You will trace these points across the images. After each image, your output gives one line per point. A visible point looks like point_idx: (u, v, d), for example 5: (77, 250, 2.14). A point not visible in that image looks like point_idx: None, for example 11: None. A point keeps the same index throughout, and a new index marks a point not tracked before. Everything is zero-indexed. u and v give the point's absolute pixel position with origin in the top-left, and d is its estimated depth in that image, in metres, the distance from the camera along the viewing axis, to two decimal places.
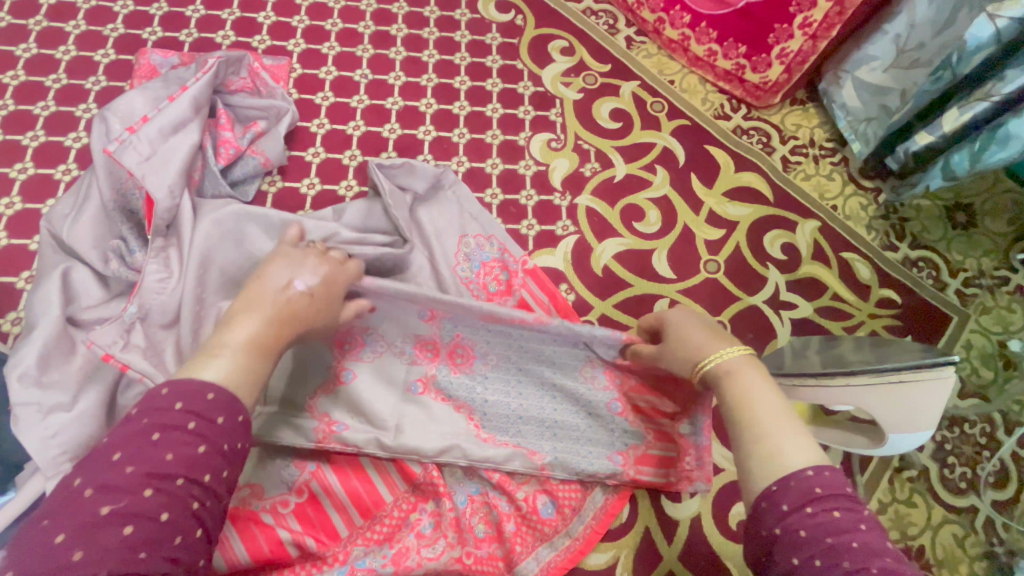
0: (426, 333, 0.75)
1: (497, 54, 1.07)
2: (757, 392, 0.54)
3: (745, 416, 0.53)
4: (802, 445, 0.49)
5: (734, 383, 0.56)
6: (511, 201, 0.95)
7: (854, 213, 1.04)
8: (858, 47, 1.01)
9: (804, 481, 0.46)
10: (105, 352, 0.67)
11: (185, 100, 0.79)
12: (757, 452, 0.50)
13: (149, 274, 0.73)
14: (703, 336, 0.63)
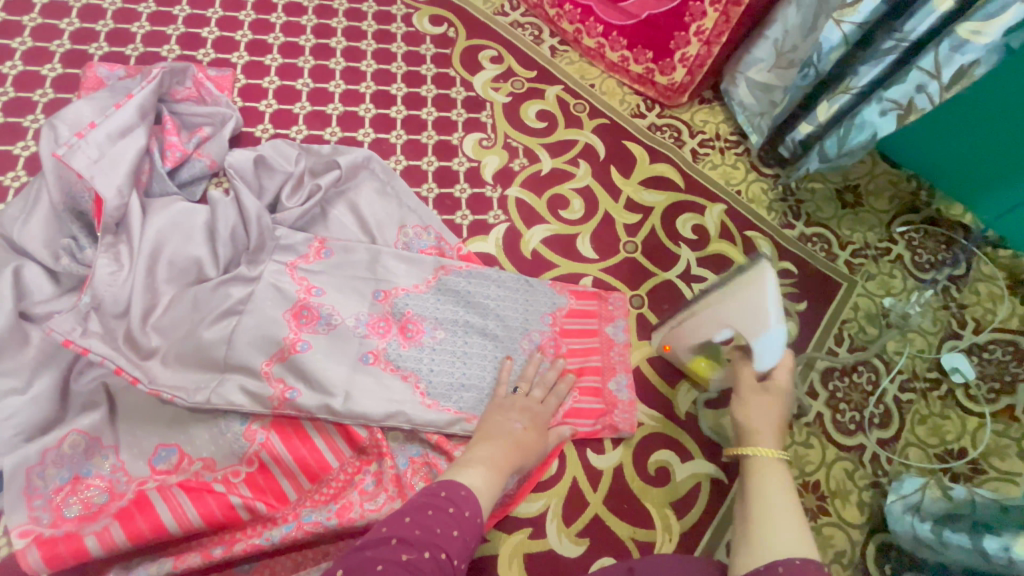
0: (379, 311, 0.89)
1: (431, 63, 1.17)
2: (772, 494, 0.62)
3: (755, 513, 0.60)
4: (795, 537, 0.56)
5: (759, 483, 0.64)
6: (447, 194, 1.04)
7: (756, 196, 1.18)
8: (747, 51, 1.15)
9: (791, 562, 0.52)
10: (65, 339, 0.72)
11: (131, 107, 0.85)
12: (754, 529, 0.59)
13: (101, 268, 0.79)
14: (769, 436, 0.70)
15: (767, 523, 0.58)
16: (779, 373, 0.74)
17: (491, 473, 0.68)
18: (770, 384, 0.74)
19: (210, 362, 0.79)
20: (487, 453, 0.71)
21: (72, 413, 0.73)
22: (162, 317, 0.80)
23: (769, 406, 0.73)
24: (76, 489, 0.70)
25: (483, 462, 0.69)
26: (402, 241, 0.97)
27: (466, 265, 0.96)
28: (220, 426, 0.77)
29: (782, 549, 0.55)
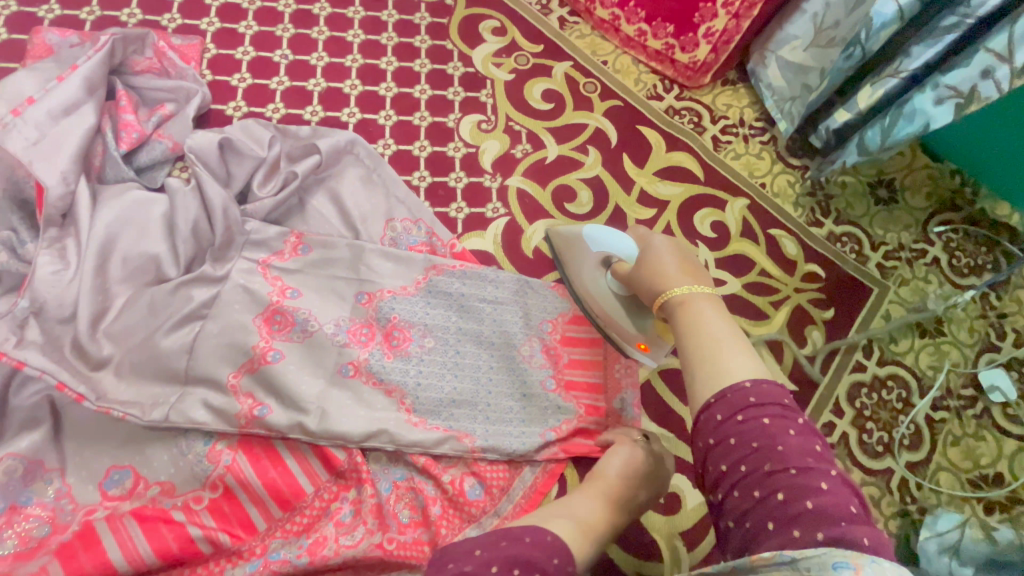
0: (362, 317, 0.80)
1: (426, 34, 1.05)
2: (707, 319, 0.59)
3: (694, 335, 0.58)
4: (745, 360, 0.54)
5: (688, 305, 0.62)
6: (440, 184, 0.93)
7: (782, 190, 1.07)
8: (780, 27, 1.03)
9: (740, 391, 0.51)
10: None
11: (76, 80, 0.75)
12: (700, 363, 0.56)
13: (42, 266, 0.69)
14: (682, 267, 0.67)
15: (711, 348, 0.56)
16: (660, 241, 0.71)
17: (581, 528, 0.62)
18: (653, 248, 0.71)
19: (168, 374, 0.70)
20: (584, 512, 0.64)
21: (10, 432, 0.65)
22: (115, 323, 0.71)
23: (665, 252, 0.69)
24: (12, 520, 0.62)
25: (581, 519, 0.63)
26: (388, 236, 0.87)
27: (460, 264, 0.86)
28: (179, 447, 0.69)
29: (730, 378, 0.53)
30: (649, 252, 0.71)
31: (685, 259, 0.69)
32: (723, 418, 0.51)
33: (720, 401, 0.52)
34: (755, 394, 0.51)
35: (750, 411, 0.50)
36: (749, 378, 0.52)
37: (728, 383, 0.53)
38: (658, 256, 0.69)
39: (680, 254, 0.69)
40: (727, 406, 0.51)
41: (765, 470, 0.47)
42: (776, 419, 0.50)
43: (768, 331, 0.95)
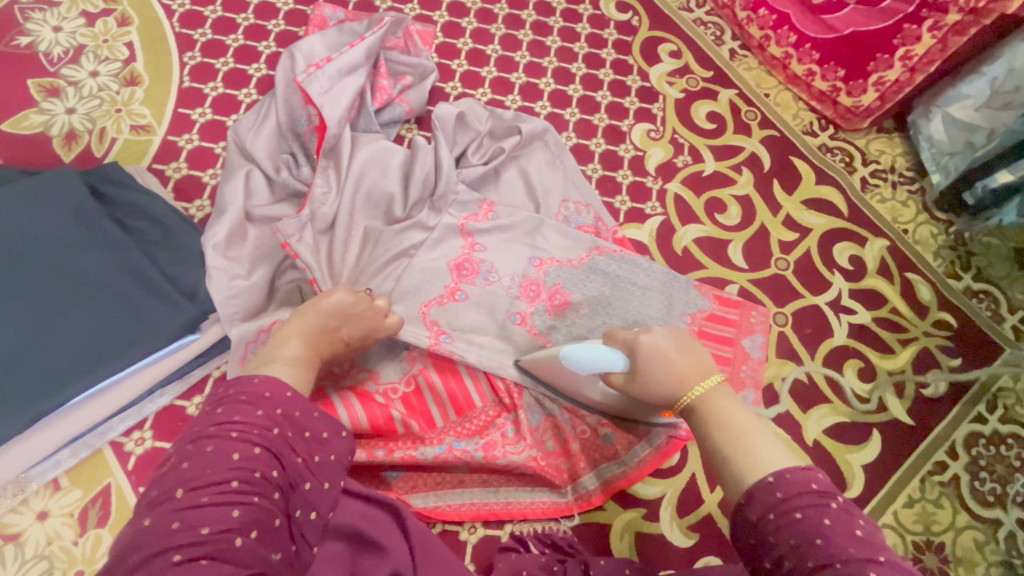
0: (533, 276, 0.93)
1: (612, 48, 1.19)
2: (732, 415, 0.61)
3: (729, 438, 0.58)
4: (779, 453, 0.55)
5: (711, 408, 0.62)
6: (609, 177, 1.07)
7: (923, 239, 1.11)
8: (953, 85, 1.08)
9: (767, 489, 0.51)
10: (286, 241, 0.83)
11: (362, 48, 0.95)
12: (736, 456, 0.55)
13: (317, 187, 0.89)
14: (682, 359, 0.67)
15: (736, 443, 0.57)
16: (647, 337, 0.69)
17: (295, 367, 0.64)
18: (643, 356, 0.68)
19: (377, 292, 0.86)
20: (293, 351, 0.66)
21: (276, 305, 0.83)
22: (354, 242, 0.88)
23: (661, 352, 0.67)
24: None
25: (292, 360, 0.64)
26: (562, 214, 1.00)
27: (620, 249, 0.98)
28: (386, 349, 0.86)
29: (764, 466, 0.53)
30: (642, 366, 0.68)
31: (681, 348, 0.68)
32: (758, 520, 0.50)
33: (753, 501, 0.51)
34: (782, 489, 0.50)
35: (782, 507, 0.49)
36: (774, 472, 0.52)
37: (754, 482, 0.52)
38: (651, 368, 0.67)
39: (675, 346, 0.68)
40: (759, 506, 0.51)
41: (809, 567, 0.46)
42: (810, 514, 0.48)
43: (893, 365, 1.00)
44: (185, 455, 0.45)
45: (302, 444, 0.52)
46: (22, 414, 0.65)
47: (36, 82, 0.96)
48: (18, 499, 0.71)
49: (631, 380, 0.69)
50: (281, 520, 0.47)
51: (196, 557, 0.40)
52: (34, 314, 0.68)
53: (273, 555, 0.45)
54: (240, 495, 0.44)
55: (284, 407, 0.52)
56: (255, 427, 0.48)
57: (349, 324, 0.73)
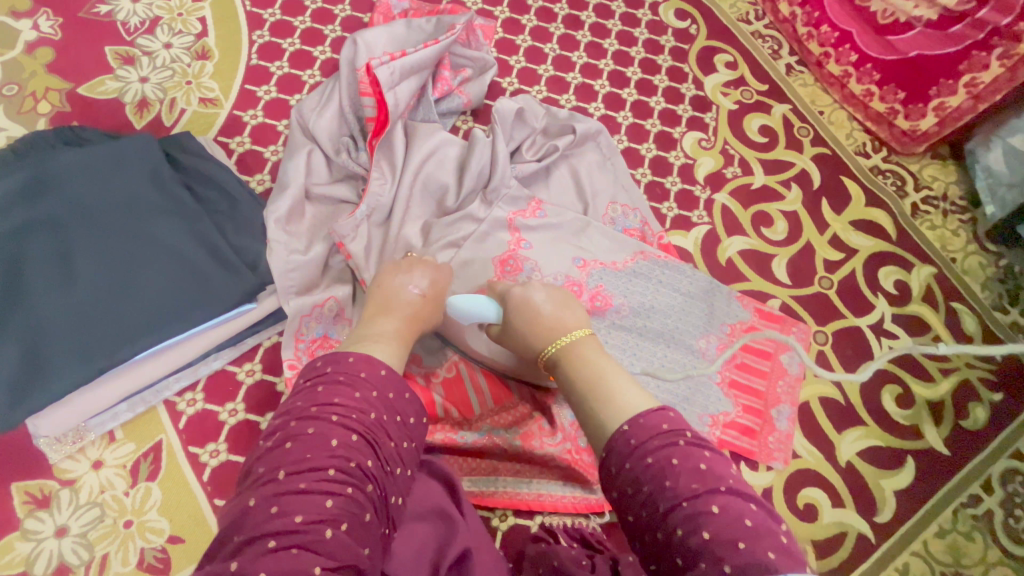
0: (576, 276, 0.94)
1: (668, 55, 1.19)
2: (591, 356, 0.63)
3: (587, 378, 0.60)
4: (635, 393, 0.56)
5: (571, 353, 0.65)
6: (658, 183, 1.07)
7: (971, 269, 1.09)
8: (1017, 115, 1.06)
9: (621, 436, 0.51)
10: (341, 241, 0.86)
11: (434, 48, 0.95)
12: (596, 401, 0.57)
13: (374, 180, 0.90)
14: (561, 313, 0.70)
15: (598, 391, 0.58)
16: (521, 290, 0.74)
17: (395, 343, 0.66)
18: (513, 306, 0.73)
19: None
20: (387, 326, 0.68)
21: (328, 283, 0.85)
22: (408, 230, 0.90)
23: (532, 302, 0.72)
24: (324, 344, 0.81)
25: (390, 335, 0.67)
26: (609, 215, 1.01)
27: (665, 255, 0.98)
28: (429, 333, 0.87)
29: (629, 409, 0.54)
30: (510, 314, 0.73)
31: (557, 303, 0.72)
32: (618, 470, 0.50)
33: (612, 452, 0.51)
34: (636, 436, 0.51)
35: (636, 454, 0.49)
36: (630, 419, 0.53)
37: (611, 430, 0.53)
38: (518, 316, 0.72)
39: (549, 300, 0.72)
40: (617, 457, 0.50)
41: (661, 510, 0.46)
42: (659, 455, 0.48)
43: (932, 394, 0.99)
44: (291, 436, 0.51)
45: (395, 431, 0.56)
46: (92, 365, 0.68)
47: (114, 50, 0.99)
48: (76, 446, 0.73)
49: (505, 328, 0.74)
50: (371, 515, 0.50)
51: (289, 545, 0.43)
52: (108, 272, 0.71)
53: (363, 549, 0.47)
54: (335, 483, 0.48)
55: (377, 390, 0.57)
56: (352, 412, 0.54)
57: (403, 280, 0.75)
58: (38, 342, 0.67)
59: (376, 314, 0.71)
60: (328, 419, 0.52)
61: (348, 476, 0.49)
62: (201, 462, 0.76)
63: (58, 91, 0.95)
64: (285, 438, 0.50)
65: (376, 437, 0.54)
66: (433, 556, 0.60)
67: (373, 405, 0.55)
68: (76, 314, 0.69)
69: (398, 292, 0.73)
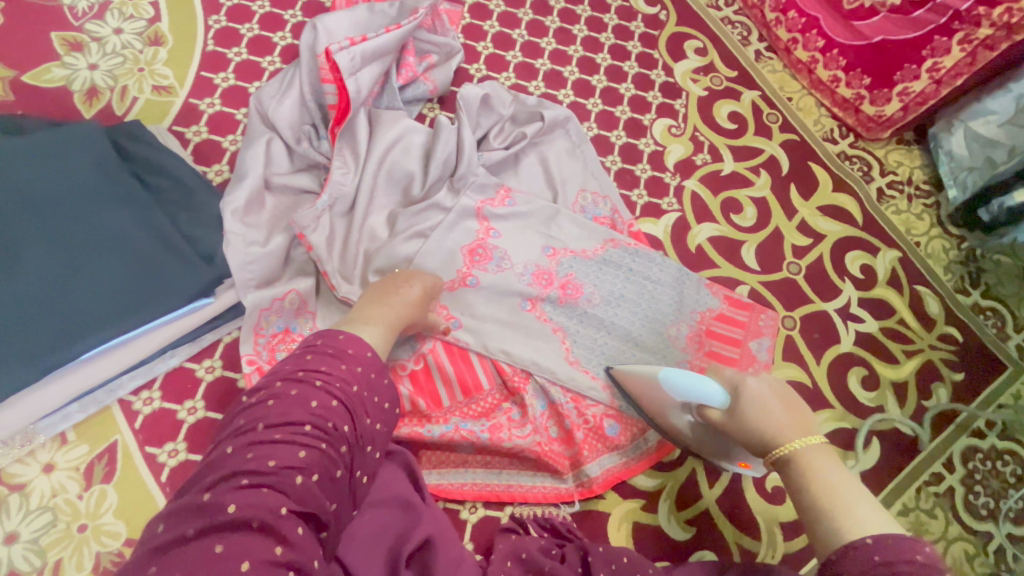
0: (546, 265, 0.93)
1: (638, 41, 1.18)
2: (831, 473, 0.57)
3: (819, 488, 0.56)
4: (877, 514, 0.52)
5: (800, 461, 0.59)
6: (628, 170, 1.06)
7: (934, 253, 1.11)
8: (977, 100, 1.08)
9: (863, 549, 0.48)
10: (302, 231, 0.83)
11: (397, 33, 0.93)
12: (830, 514, 0.53)
13: (336, 169, 0.88)
14: (782, 410, 0.65)
15: (834, 502, 0.53)
16: (754, 381, 0.68)
17: (384, 329, 0.69)
18: (746, 396, 0.68)
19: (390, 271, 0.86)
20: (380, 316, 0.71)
21: (290, 276, 0.83)
22: (373, 220, 0.89)
23: (762, 394, 0.67)
24: (285, 339, 0.79)
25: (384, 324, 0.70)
26: (579, 203, 1.00)
27: (635, 242, 0.98)
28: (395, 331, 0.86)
29: (865, 529, 0.50)
30: (738, 403, 0.68)
31: (784, 400, 0.66)
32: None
33: (844, 559, 0.49)
34: (879, 552, 0.47)
35: (880, 570, 0.46)
36: (874, 535, 0.49)
37: (848, 542, 0.50)
38: (747, 409, 0.66)
39: (780, 396, 0.67)
40: (852, 564, 0.48)
41: None
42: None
43: (897, 375, 1.00)
44: (272, 394, 0.50)
45: (373, 407, 0.55)
46: (38, 363, 0.65)
47: (60, 35, 0.95)
48: (24, 449, 0.71)
49: (727, 415, 0.69)
50: (342, 474, 0.49)
51: (259, 484, 0.43)
52: (53, 264, 0.68)
53: (330, 504, 0.48)
54: (309, 439, 0.48)
55: (363, 365, 0.55)
56: (337, 380, 0.53)
57: (404, 284, 0.79)
58: None
59: (369, 303, 0.73)
60: (308, 385, 0.51)
61: (327, 438, 0.49)
62: (159, 462, 0.74)
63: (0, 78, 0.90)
64: (267, 395, 0.50)
65: (355, 405, 0.53)
66: (391, 549, 0.58)
67: (353, 380, 0.54)
68: (18, 308, 0.65)
69: (400, 292, 0.77)
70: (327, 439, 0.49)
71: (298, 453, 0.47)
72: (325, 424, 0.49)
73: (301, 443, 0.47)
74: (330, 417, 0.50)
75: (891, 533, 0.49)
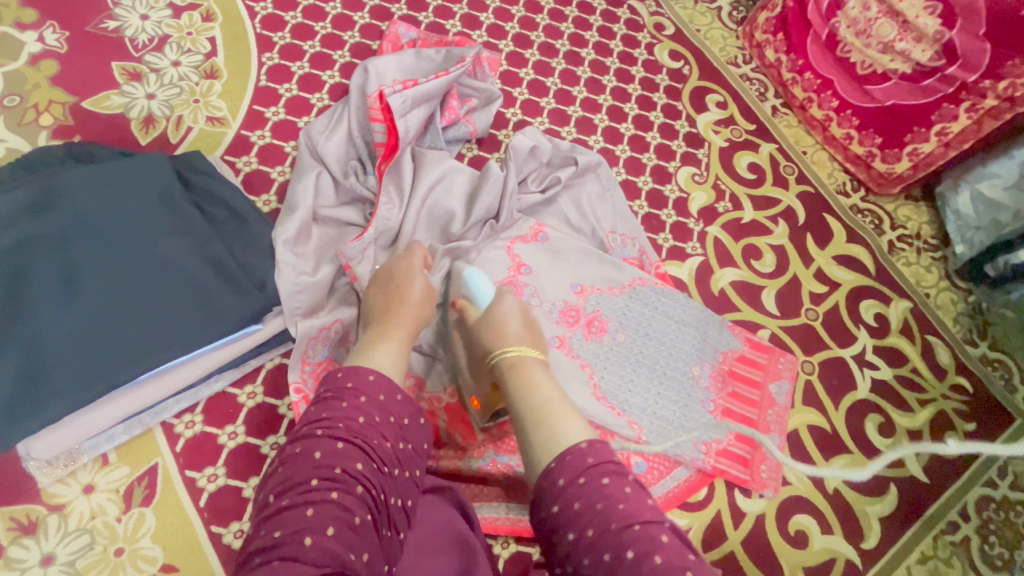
0: (573, 302, 0.97)
1: (663, 93, 1.25)
2: (541, 384, 0.66)
3: (535, 401, 0.63)
4: (576, 422, 0.59)
5: (527, 380, 0.67)
6: (654, 215, 1.11)
7: (944, 305, 1.16)
8: (982, 163, 1.15)
9: (578, 453, 0.54)
10: (348, 263, 0.85)
11: (443, 79, 0.98)
12: (543, 431, 0.59)
13: (382, 204, 0.91)
14: (520, 334, 0.75)
15: (545, 411, 0.61)
16: (508, 302, 0.80)
17: (399, 348, 0.69)
18: (496, 317, 0.78)
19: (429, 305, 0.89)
20: (383, 334, 0.70)
21: (335, 305, 0.85)
22: None
23: (511, 313, 0.78)
24: (330, 367, 0.81)
25: (395, 340, 0.69)
26: (610, 243, 1.04)
27: (660, 283, 1.02)
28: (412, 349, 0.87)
29: (569, 438, 0.57)
30: (490, 317, 0.78)
31: (526, 328, 0.77)
32: (565, 484, 0.53)
33: (563, 465, 0.54)
34: (592, 456, 0.54)
35: (590, 472, 0.53)
36: (586, 439, 0.56)
37: (566, 447, 0.56)
38: (495, 325, 0.76)
39: (520, 321, 0.77)
40: (563, 472, 0.53)
41: (613, 528, 0.49)
42: (614, 480, 0.52)
43: (912, 423, 1.03)
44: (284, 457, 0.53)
45: (389, 432, 0.57)
46: (94, 387, 0.67)
47: (121, 65, 0.99)
48: (67, 470, 0.71)
49: (478, 327, 0.78)
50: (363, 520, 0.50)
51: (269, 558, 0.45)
52: (115, 290, 0.71)
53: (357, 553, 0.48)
54: (315, 496, 0.49)
55: (364, 397, 0.58)
56: (338, 423, 0.55)
57: (410, 299, 0.77)
58: (43, 361, 0.66)
59: (381, 322, 0.72)
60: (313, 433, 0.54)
61: (330, 486, 0.50)
62: (198, 487, 0.74)
63: (62, 103, 0.94)
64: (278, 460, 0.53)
65: (366, 440, 0.54)
66: None
67: (359, 412, 0.56)
68: (78, 333, 0.68)
69: (402, 302, 0.76)
70: (335, 484, 0.50)
71: (307, 513, 0.48)
72: (331, 470, 0.51)
73: (311, 502, 0.49)
74: (339, 464, 0.52)
75: (591, 433, 0.58)
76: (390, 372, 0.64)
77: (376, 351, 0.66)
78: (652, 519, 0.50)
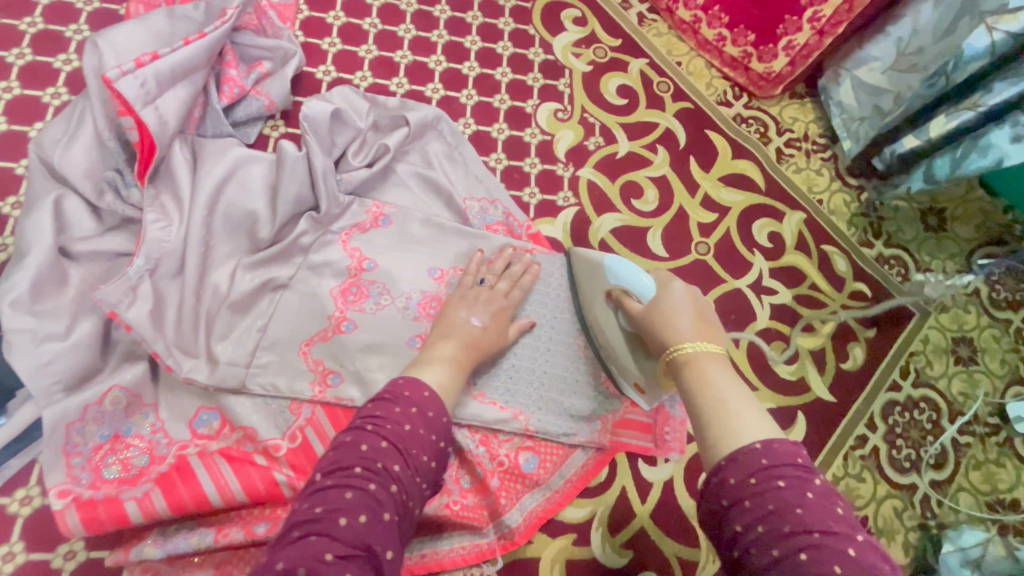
0: (433, 291, 0.80)
1: (509, 17, 1.06)
2: (718, 380, 0.52)
3: (709, 399, 0.51)
4: (754, 419, 0.48)
5: (696, 370, 0.54)
6: (515, 167, 0.96)
7: (837, 208, 1.08)
8: (859, 47, 1.05)
9: (750, 453, 0.45)
10: (112, 311, 0.66)
11: (204, 45, 0.76)
12: (717, 431, 0.48)
13: (149, 221, 0.71)
14: (686, 319, 0.59)
15: (720, 409, 0.50)
16: (676, 287, 0.63)
17: (452, 368, 0.65)
18: (667, 299, 0.62)
19: (244, 341, 0.73)
20: (443, 351, 0.67)
21: (113, 365, 0.68)
22: (214, 276, 0.74)
23: (681, 298, 0.62)
24: (115, 448, 0.66)
25: (448, 360, 0.66)
26: (466, 212, 0.88)
27: (534, 247, 0.87)
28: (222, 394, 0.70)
29: (739, 439, 0.47)
30: (666, 295, 0.63)
31: (700, 312, 0.60)
32: (737, 483, 0.44)
33: (732, 463, 0.45)
34: (767, 456, 0.45)
35: (763, 474, 0.44)
36: (761, 439, 0.46)
37: (737, 446, 0.46)
38: (657, 314, 0.62)
39: (692, 309, 0.60)
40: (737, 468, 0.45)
41: (784, 531, 0.41)
42: (794, 483, 0.43)
43: (814, 343, 0.99)
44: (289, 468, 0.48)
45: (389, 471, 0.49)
46: None
47: None
48: None
49: (643, 314, 0.64)
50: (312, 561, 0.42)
51: None
52: None
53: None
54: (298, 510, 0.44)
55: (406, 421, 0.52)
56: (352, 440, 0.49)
57: (466, 308, 0.74)
58: None
59: (436, 340, 0.69)
60: None
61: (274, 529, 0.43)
62: None
63: None
64: None
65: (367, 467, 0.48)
66: None
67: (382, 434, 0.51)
68: None
69: (456, 322, 0.72)
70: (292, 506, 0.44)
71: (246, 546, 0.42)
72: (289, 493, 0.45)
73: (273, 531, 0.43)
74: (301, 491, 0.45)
75: (775, 435, 0.47)
76: (442, 393, 0.61)
77: (427, 368, 0.63)
78: (837, 529, 0.41)
